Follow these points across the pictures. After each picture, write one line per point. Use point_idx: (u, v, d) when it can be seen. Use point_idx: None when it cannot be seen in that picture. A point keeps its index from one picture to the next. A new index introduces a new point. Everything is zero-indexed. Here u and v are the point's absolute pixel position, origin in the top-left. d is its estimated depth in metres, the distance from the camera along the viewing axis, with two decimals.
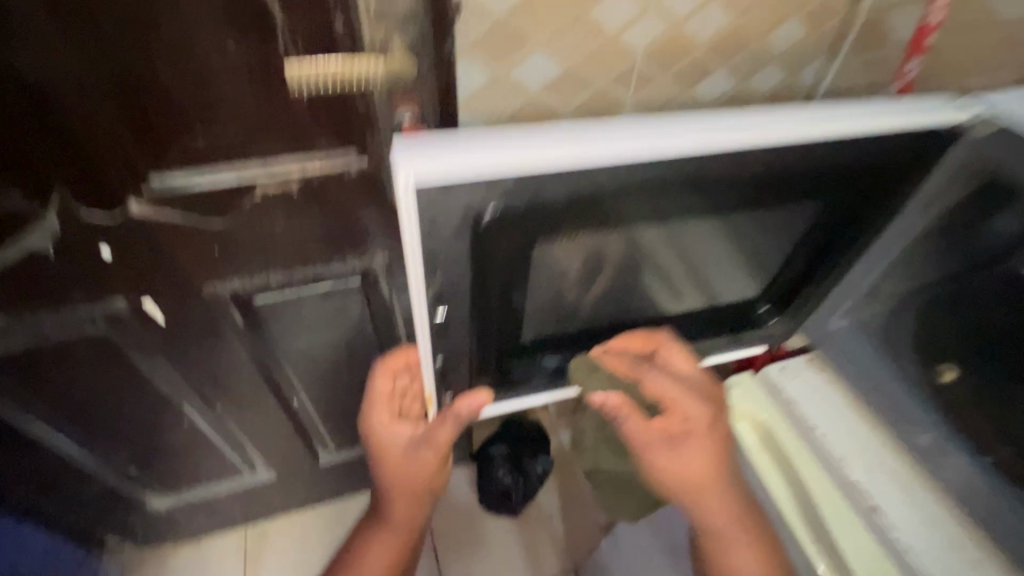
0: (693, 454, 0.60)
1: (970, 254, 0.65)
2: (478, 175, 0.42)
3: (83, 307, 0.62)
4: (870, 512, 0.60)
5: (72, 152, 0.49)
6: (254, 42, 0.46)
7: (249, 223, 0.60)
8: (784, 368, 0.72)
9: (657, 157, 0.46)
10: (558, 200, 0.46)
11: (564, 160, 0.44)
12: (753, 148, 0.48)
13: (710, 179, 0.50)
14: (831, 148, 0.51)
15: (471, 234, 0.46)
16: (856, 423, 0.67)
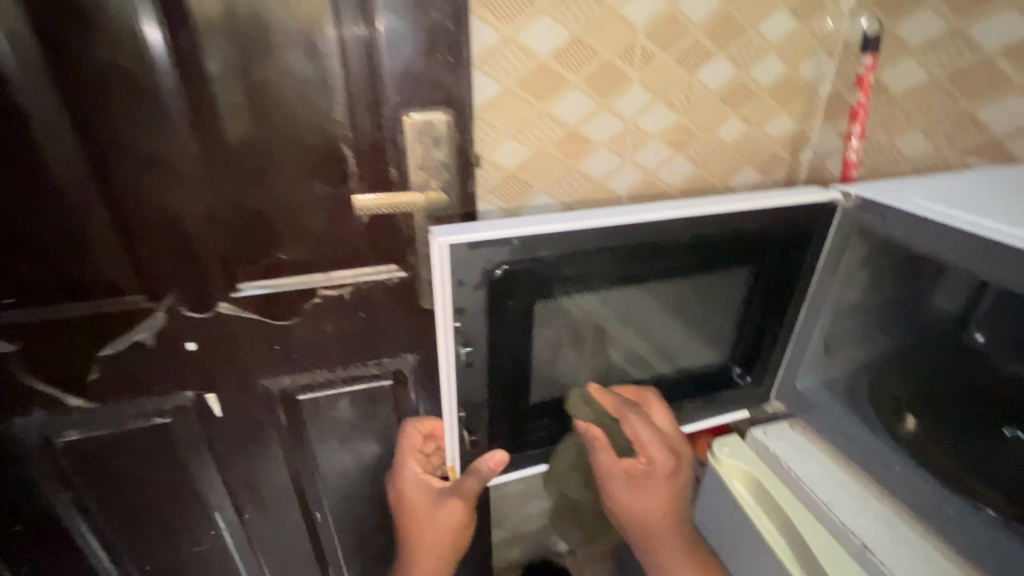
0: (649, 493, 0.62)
1: (912, 317, 0.60)
2: (497, 238, 0.48)
3: (159, 398, 0.74)
4: (863, 552, 0.58)
5: (184, 258, 0.65)
6: (336, 182, 0.65)
7: (308, 325, 0.74)
8: (767, 431, 0.72)
9: (614, 226, 0.51)
10: (550, 269, 0.52)
11: (563, 230, 0.50)
12: (690, 218, 0.53)
13: (651, 245, 0.54)
14: (761, 220, 0.57)
15: (486, 287, 0.51)
16: (842, 477, 0.65)
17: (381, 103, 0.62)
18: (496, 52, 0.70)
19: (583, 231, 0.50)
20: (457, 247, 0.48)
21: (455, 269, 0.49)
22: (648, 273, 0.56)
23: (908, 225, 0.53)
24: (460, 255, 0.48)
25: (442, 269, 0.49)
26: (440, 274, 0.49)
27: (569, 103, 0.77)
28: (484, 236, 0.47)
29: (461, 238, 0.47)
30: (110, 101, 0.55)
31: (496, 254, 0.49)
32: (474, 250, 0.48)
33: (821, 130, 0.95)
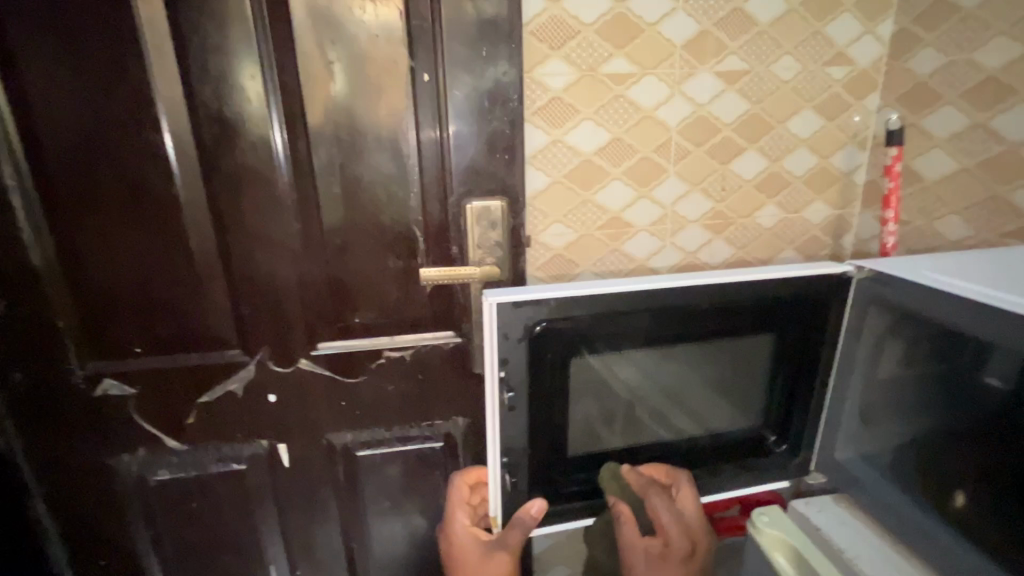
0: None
1: (961, 389, 0.54)
2: (540, 298, 0.55)
3: (239, 445, 0.83)
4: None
5: (277, 317, 0.77)
6: (407, 257, 0.77)
7: (372, 384, 0.82)
8: (809, 504, 0.66)
9: (646, 290, 0.58)
10: (589, 328, 0.58)
11: (599, 294, 0.56)
12: (714, 284, 0.59)
13: (681, 311, 0.60)
14: (782, 286, 0.62)
15: (528, 341, 0.57)
16: (891, 557, 0.58)
17: (448, 193, 0.75)
18: (546, 151, 0.82)
19: (608, 293, 0.57)
20: (503, 306, 0.55)
21: (502, 324, 0.56)
22: (672, 335, 0.61)
23: (916, 292, 0.55)
24: (506, 312, 0.55)
25: (491, 325, 0.56)
26: (488, 329, 0.56)
27: (611, 191, 0.87)
28: (527, 296, 0.55)
29: (508, 297, 0.55)
30: (241, 192, 0.71)
31: (537, 312, 0.56)
32: (519, 309, 0.56)
33: (860, 216, 0.98)
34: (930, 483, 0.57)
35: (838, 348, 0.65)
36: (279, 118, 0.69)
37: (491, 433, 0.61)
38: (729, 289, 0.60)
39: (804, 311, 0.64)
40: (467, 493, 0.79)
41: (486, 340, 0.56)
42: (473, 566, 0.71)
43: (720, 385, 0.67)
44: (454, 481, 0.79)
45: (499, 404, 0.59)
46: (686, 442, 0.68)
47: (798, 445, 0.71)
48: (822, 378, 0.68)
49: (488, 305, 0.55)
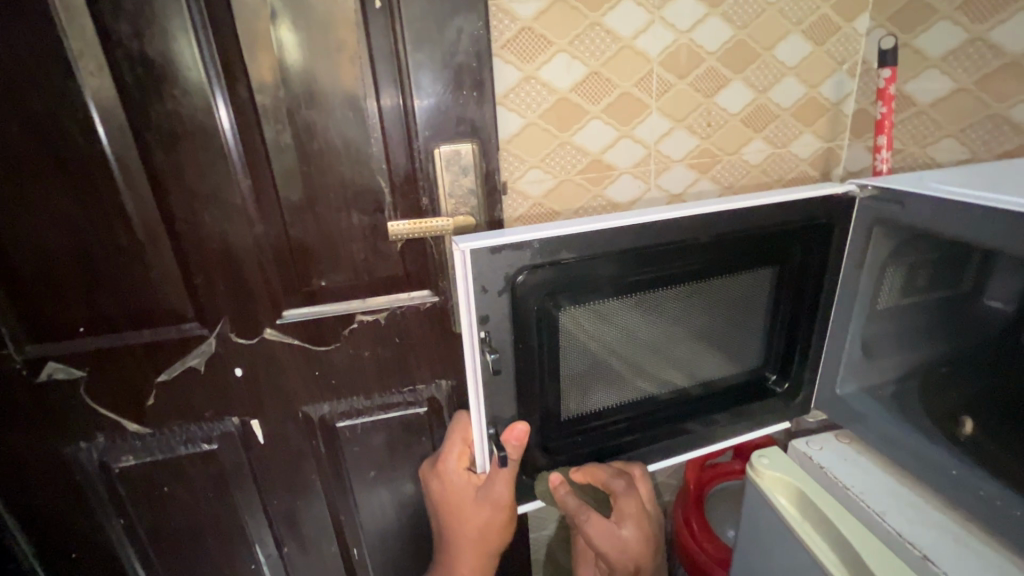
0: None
1: (965, 317, 0.54)
2: (518, 240, 0.49)
3: (207, 425, 0.78)
4: (924, 562, 0.50)
5: (234, 283, 0.70)
6: (373, 213, 0.70)
7: (345, 352, 0.77)
8: (810, 442, 0.66)
9: (634, 225, 0.52)
10: (574, 273, 0.52)
11: (583, 233, 0.50)
12: (708, 214, 0.53)
13: (671, 246, 0.54)
14: (782, 215, 0.56)
15: (509, 291, 0.51)
16: (898, 490, 0.58)
17: (413, 137, 0.68)
18: (519, 89, 0.75)
19: (590, 232, 0.51)
20: (479, 253, 0.49)
21: (478, 275, 0.50)
22: (649, 277, 0.56)
23: (926, 209, 0.51)
24: (482, 260, 0.49)
25: (465, 277, 0.50)
26: (463, 282, 0.50)
27: (590, 132, 0.81)
28: (507, 239, 0.49)
29: (483, 243, 0.48)
30: (178, 144, 0.63)
31: (518, 259, 0.50)
32: (497, 255, 0.49)
33: (850, 148, 0.94)
34: (936, 413, 0.56)
35: (838, 277, 0.62)
36: (212, 57, 0.61)
37: (474, 398, 0.55)
38: (728, 219, 0.55)
39: (809, 236, 0.59)
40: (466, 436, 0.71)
41: (460, 292, 0.50)
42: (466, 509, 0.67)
43: (715, 327, 0.63)
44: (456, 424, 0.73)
45: (483, 361, 0.54)
46: (672, 393, 0.65)
47: (798, 383, 0.68)
48: (823, 314, 0.64)
49: (461, 253, 0.49)
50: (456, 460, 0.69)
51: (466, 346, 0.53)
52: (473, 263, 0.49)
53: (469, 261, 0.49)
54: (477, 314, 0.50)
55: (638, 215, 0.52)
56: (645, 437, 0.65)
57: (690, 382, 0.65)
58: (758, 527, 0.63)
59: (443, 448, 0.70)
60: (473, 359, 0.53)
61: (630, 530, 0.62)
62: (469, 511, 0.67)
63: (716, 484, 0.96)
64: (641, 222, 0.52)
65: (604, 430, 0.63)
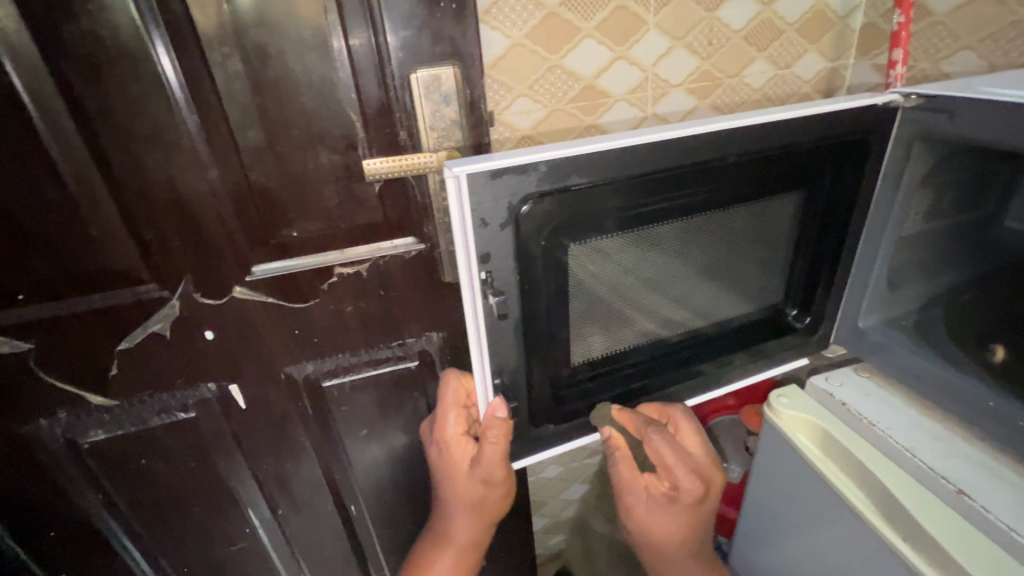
0: (670, 516, 0.60)
1: (984, 245, 0.56)
2: (522, 161, 0.43)
3: (181, 392, 0.72)
4: (959, 497, 0.50)
5: (193, 236, 0.62)
6: (345, 151, 0.62)
7: (327, 308, 0.71)
8: (829, 378, 0.65)
9: (657, 142, 0.46)
10: (588, 202, 0.47)
11: (598, 153, 0.45)
12: (735, 128, 0.48)
13: (695, 169, 0.49)
14: (807, 133, 0.51)
15: (512, 224, 0.45)
16: (925, 423, 0.58)
17: (385, 61, 0.59)
18: (502, 4, 0.66)
19: (611, 150, 0.45)
20: (477, 179, 0.42)
21: (476, 207, 0.44)
22: (669, 206, 0.51)
23: (986, 118, 0.46)
24: (480, 188, 0.43)
25: (461, 209, 0.44)
26: (459, 214, 0.44)
27: (582, 53, 0.73)
28: (509, 162, 0.42)
29: (482, 166, 0.42)
30: (105, 75, 0.53)
31: (522, 186, 0.44)
32: (497, 181, 0.43)
33: (855, 67, 0.88)
34: (967, 344, 0.56)
35: (869, 204, 0.58)
36: None
37: (476, 345, 0.51)
38: (753, 134, 0.49)
39: (833, 155, 0.54)
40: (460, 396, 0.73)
41: (456, 225, 0.44)
42: (456, 471, 0.70)
43: (729, 258, 0.59)
44: (449, 380, 0.73)
45: (485, 305, 0.48)
46: (686, 330, 0.61)
47: (815, 315, 0.65)
48: (842, 239, 0.60)
49: (454, 176, 0.42)
50: (458, 424, 0.71)
51: (464, 289, 0.47)
52: (470, 191, 0.43)
53: (466, 188, 0.43)
54: (476, 249, 0.44)
55: (660, 132, 0.46)
56: (657, 379, 0.62)
57: (703, 320, 0.62)
58: (778, 470, 0.64)
59: (438, 408, 0.72)
60: (474, 303, 0.48)
61: (699, 454, 0.62)
62: (463, 484, 0.70)
63: (711, 420, 0.97)
64: (666, 139, 0.46)
65: (615, 375, 0.60)
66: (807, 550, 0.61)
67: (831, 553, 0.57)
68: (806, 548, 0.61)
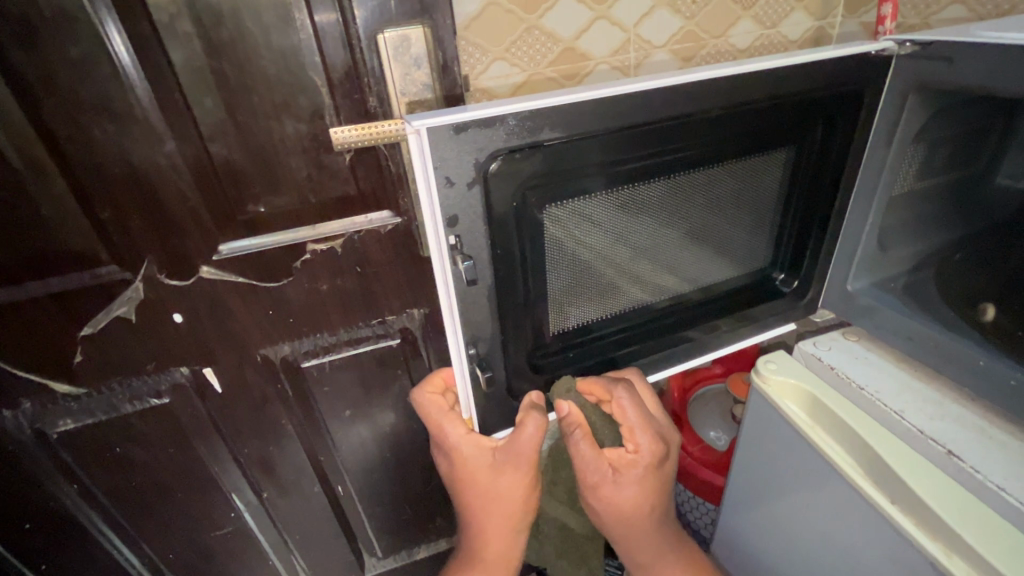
0: (631, 489, 0.58)
1: (971, 200, 0.57)
2: (487, 114, 0.40)
3: (153, 378, 0.69)
4: (948, 458, 0.50)
5: (154, 214, 0.59)
6: (311, 120, 0.59)
7: (301, 287, 0.68)
8: (818, 343, 0.64)
9: (639, 93, 0.43)
10: (563, 159, 0.44)
11: (574, 105, 0.42)
12: (720, 77, 0.45)
13: (680, 122, 0.47)
14: (795, 87, 0.49)
15: (480, 183, 0.43)
16: (913, 386, 0.57)
17: (350, 20, 0.55)
18: None
19: (589, 102, 0.42)
20: (439, 134, 0.40)
21: (440, 163, 0.41)
22: (651, 164, 0.49)
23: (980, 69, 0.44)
24: (444, 144, 0.40)
25: (425, 166, 0.41)
26: (423, 172, 0.42)
27: (560, 13, 0.69)
28: (474, 114, 0.40)
29: (444, 119, 0.39)
30: (42, 37, 0.49)
31: (490, 142, 0.41)
32: (461, 136, 0.41)
33: (841, 26, 0.86)
34: (956, 303, 0.56)
35: (859, 162, 0.56)
36: None
37: (449, 314, 0.49)
38: (738, 85, 0.47)
39: (821, 110, 0.52)
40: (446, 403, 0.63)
41: (419, 185, 0.42)
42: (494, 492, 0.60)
43: (713, 220, 0.57)
44: (423, 398, 0.63)
45: (455, 269, 0.46)
46: (670, 296, 0.60)
47: (802, 279, 0.63)
48: (829, 201, 0.59)
49: (414, 130, 0.40)
50: (458, 426, 0.60)
51: (432, 251, 0.45)
52: (433, 147, 0.40)
53: (429, 144, 0.40)
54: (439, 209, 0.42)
55: (642, 82, 0.43)
56: (640, 346, 0.60)
57: (688, 286, 0.60)
58: (766, 434, 0.63)
59: (433, 427, 0.61)
60: (443, 268, 0.46)
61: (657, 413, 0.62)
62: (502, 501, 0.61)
63: (700, 389, 0.97)
64: (648, 90, 0.44)
65: (599, 344, 0.59)
66: (795, 513, 0.61)
67: (819, 518, 0.57)
68: (794, 512, 0.61)
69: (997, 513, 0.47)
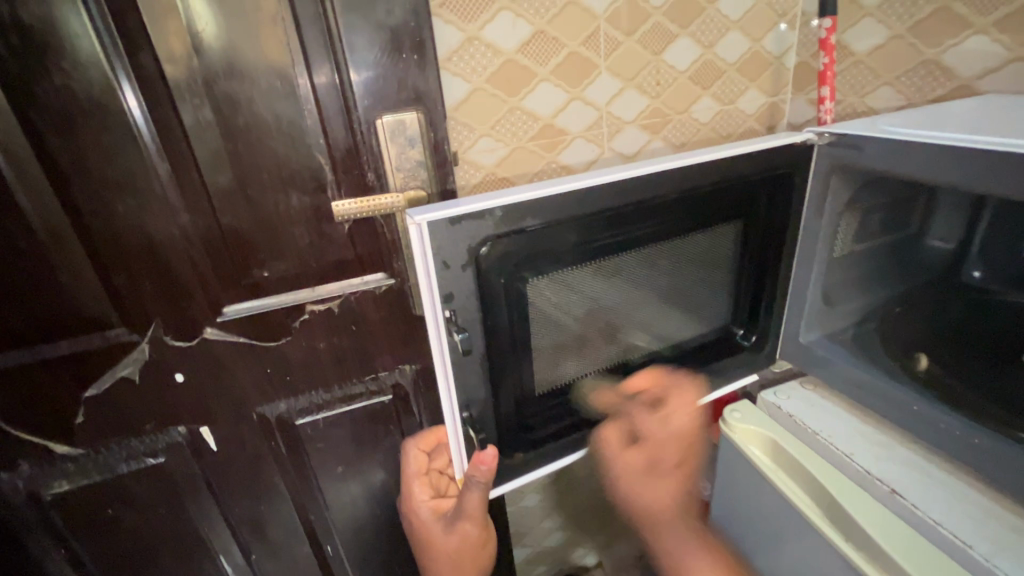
0: (656, 486, 0.65)
1: (908, 260, 0.65)
2: (478, 208, 0.46)
3: (151, 437, 0.71)
4: (892, 496, 0.54)
5: (163, 282, 0.63)
6: (314, 194, 0.65)
7: (298, 345, 0.72)
8: (779, 393, 0.69)
9: (608, 183, 0.50)
10: (543, 243, 0.50)
11: (552, 197, 0.48)
12: (675, 168, 0.52)
13: (644, 204, 0.53)
14: (741, 167, 0.56)
15: (472, 266, 0.48)
16: (863, 429, 0.62)
17: (351, 107, 0.62)
18: (462, 52, 0.71)
19: (563, 192, 0.49)
20: (437, 227, 0.45)
21: (438, 249, 0.47)
22: (618, 242, 0.55)
23: (894, 156, 0.52)
24: (441, 235, 0.46)
25: (424, 253, 0.46)
26: (423, 259, 0.47)
27: (539, 95, 0.78)
28: (467, 208, 0.46)
29: (441, 213, 0.45)
30: (76, 128, 0.55)
31: (480, 230, 0.47)
32: (457, 227, 0.46)
33: (792, 101, 0.96)
34: (895, 354, 0.61)
35: (801, 230, 0.63)
36: (106, 23, 0.52)
37: (444, 381, 0.52)
38: (693, 173, 0.54)
39: (766, 187, 0.59)
40: (423, 460, 0.81)
41: (420, 273, 0.47)
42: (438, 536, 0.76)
43: (679, 285, 0.62)
44: (409, 451, 0.82)
45: (451, 337, 0.50)
46: (644, 354, 0.64)
47: (763, 332, 0.69)
48: (783, 265, 0.65)
49: (415, 223, 0.45)
50: (424, 490, 0.80)
51: (429, 326, 0.50)
52: (432, 237, 0.46)
53: (428, 235, 0.46)
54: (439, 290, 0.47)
55: (611, 175, 0.50)
56: (617, 402, 0.64)
57: (661, 344, 0.65)
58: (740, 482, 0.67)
59: (403, 481, 0.80)
60: (440, 339, 0.50)
61: (683, 418, 0.64)
62: (440, 541, 0.76)
63: None
64: (615, 181, 0.50)
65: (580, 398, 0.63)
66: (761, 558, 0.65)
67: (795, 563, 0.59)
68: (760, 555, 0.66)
69: (941, 549, 0.50)
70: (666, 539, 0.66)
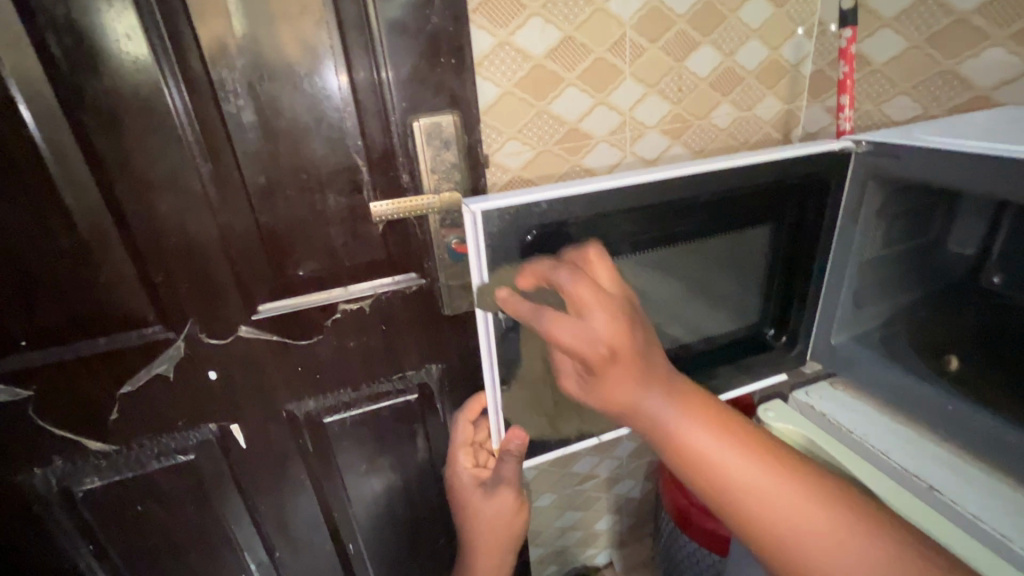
0: (612, 392, 0.46)
1: (932, 266, 0.67)
2: (527, 198, 0.49)
3: (182, 434, 0.72)
4: (930, 493, 0.56)
5: (202, 278, 0.64)
6: (351, 195, 0.66)
7: (330, 344, 0.73)
8: (809, 392, 0.71)
9: (653, 182, 0.52)
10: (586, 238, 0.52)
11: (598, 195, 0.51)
12: (716, 168, 0.54)
13: (686, 203, 0.55)
14: (775, 171, 0.58)
15: (521, 254, 0.51)
16: (898, 428, 0.63)
17: (389, 110, 0.63)
18: (493, 56, 0.72)
19: (610, 190, 0.51)
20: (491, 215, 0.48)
21: (491, 238, 0.49)
22: (660, 239, 0.57)
23: (927, 164, 0.54)
24: (494, 224, 0.49)
25: (477, 240, 0.49)
26: (475, 245, 0.50)
27: (567, 100, 0.79)
28: (519, 200, 0.48)
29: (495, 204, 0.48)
30: (123, 129, 0.55)
31: (529, 223, 0.49)
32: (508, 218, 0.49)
33: (808, 108, 0.98)
34: (926, 357, 0.63)
35: (833, 233, 0.65)
36: (156, 25, 0.53)
37: (488, 357, 0.56)
38: (733, 174, 0.56)
39: (799, 190, 0.61)
40: (469, 432, 0.80)
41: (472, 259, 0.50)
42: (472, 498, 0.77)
43: (713, 282, 0.64)
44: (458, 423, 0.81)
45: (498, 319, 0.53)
46: (677, 349, 0.66)
47: (794, 332, 0.71)
48: (815, 266, 0.67)
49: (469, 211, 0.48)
50: (465, 458, 0.79)
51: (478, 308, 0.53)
52: (485, 225, 0.49)
53: (481, 223, 0.48)
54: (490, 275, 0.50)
55: (653, 174, 0.52)
56: None
57: (693, 339, 0.67)
58: None
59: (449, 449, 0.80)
60: (486, 322, 0.54)
61: (597, 314, 0.45)
62: (479, 509, 0.77)
63: None
64: (657, 180, 0.52)
65: None
66: None
67: None
68: None
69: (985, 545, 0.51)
70: (645, 416, 0.46)
